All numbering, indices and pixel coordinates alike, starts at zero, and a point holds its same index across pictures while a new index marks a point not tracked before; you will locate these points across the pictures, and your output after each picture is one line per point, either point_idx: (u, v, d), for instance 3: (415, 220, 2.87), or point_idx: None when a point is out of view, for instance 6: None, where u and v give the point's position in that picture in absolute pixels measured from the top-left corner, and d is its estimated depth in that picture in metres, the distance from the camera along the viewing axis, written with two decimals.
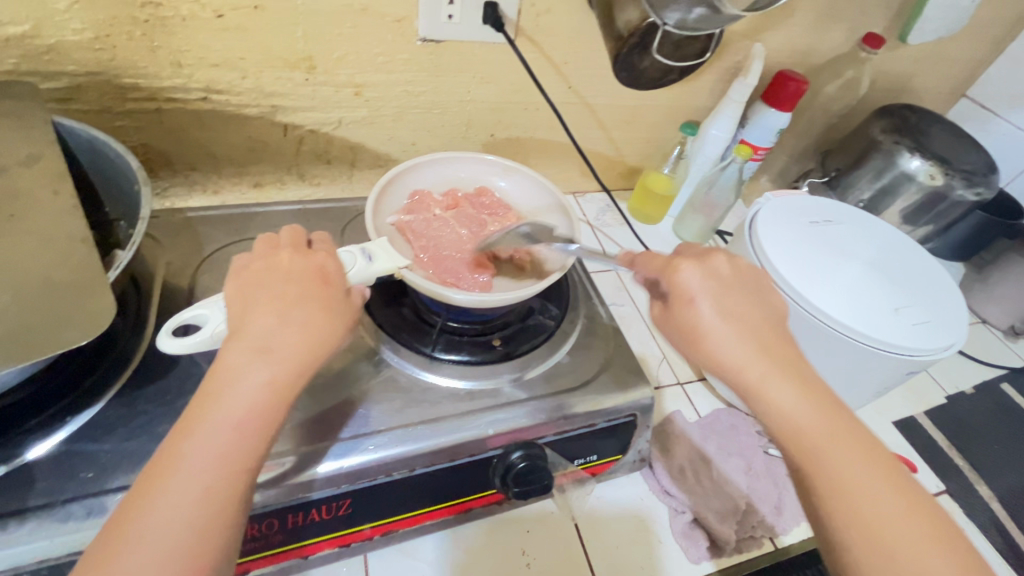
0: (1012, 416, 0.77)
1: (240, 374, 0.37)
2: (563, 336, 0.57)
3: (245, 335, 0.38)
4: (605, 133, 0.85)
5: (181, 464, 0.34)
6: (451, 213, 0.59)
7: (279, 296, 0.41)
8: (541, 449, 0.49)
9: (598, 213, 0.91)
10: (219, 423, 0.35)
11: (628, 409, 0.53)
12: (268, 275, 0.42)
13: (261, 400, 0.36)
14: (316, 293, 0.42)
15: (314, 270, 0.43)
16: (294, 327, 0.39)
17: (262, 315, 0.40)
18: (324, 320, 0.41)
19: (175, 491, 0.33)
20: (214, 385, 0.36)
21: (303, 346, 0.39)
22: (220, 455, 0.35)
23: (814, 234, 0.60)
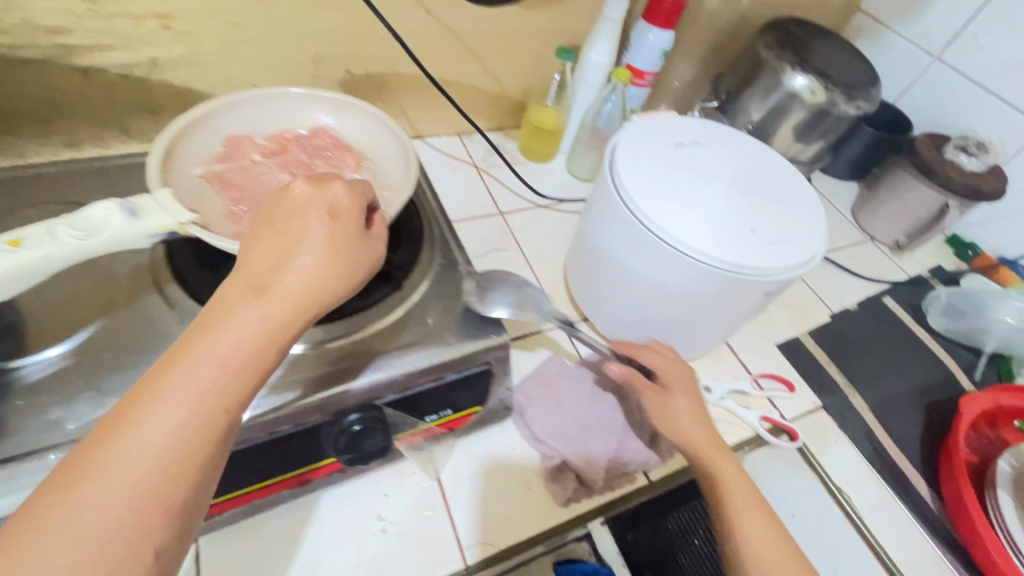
0: (894, 328, 0.78)
1: (233, 310, 0.31)
2: (409, 288, 0.52)
3: (250, 272, 0.33)
4: (480, 64, 0.78)
5: (160, 399, 0.27)
6: (275, 159, 0.52)
7: (285, 234, 0.34)
8: (379, 410, 0.46)
9: (484, 154, 0.85)
10: (207, 356, 0.29)
11: (480, 357, 0.50)
12: (281, 206, 0.36)
13: (253, 335, 0.30)
14: (323, 231, 0.35)
15: (325, 201, 0.36)
16: (299, 263, 0.33)
17: (264, 253, 0.34)
18: (330, 259, 0.34)
19: (143, 432, 0.26)
20: (206, 319, 0.30)
21: (303, 287, 0.33)
22: (201, 392, 0.28)
23: (677, 157, 0.56)
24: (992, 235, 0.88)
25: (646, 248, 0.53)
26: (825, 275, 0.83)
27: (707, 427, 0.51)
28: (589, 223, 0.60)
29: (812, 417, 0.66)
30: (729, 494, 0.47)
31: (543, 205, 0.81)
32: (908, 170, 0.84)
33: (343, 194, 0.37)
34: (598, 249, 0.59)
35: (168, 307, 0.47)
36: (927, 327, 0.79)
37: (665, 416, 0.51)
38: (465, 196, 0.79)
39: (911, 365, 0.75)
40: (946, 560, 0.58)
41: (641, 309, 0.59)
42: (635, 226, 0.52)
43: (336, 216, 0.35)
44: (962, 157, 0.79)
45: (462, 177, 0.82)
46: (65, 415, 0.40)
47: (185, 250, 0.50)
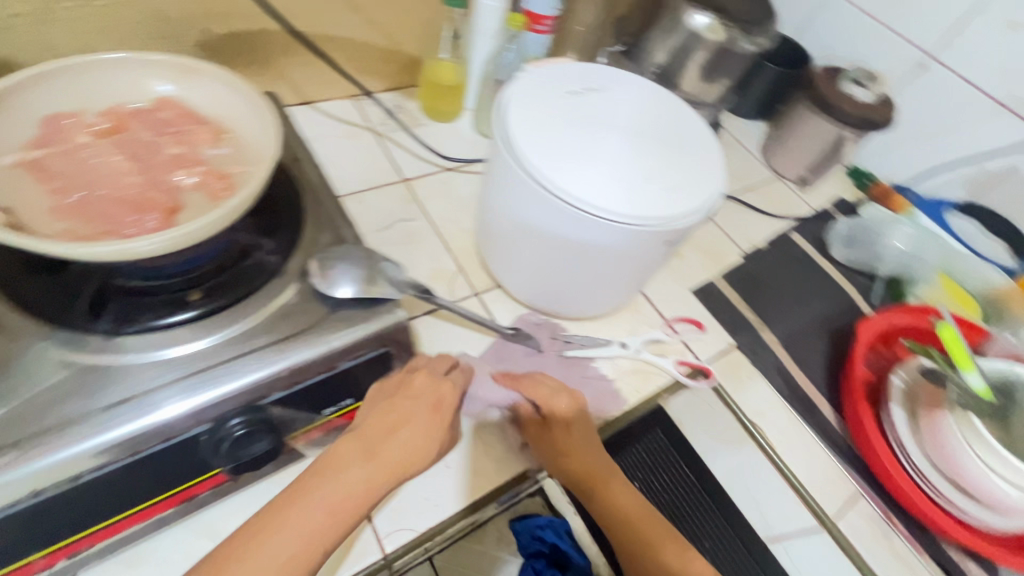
0: (800, 262, 0.81)
1: (348, 465, 0.42)
2: (288, 274, 0.47)
3: (362, 437, 0.43)
4: (361, 16, 0.70)
5: (283, 525, 0.38)
6: (111, 140, 0.45)
7: (394, 415, 0.45)
8: (265, 411, 0.42)
9: (383, 117, 0.79)
10: (319, 501, 0.40)
11: (378, 340, 0.47)
12: (399, 391, 0.47)
13: (355, 491, 0.40)
14: (427, 422, 0.46)
15: (431, 395, 0.48)
16: (405, 444, 0.44)
17: (380, 428, 0.44)
18: (423, 439, 0.45)
19: (263, 556, 0.37)
20: (327, 467, 0.41)
21: (402, 466, 0.43)
22: (310, 527, 0.38)
23: (572, 106, 0.54)
24: (888, 164, 0.91)
25: (542, 207, 0.50)
26: (736, 216, 0.84)
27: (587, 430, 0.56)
28: (490, 189, 0.57)
29: (727, 356, 0.68)
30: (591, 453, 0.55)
31: (449, 167, 0.77)
32: (807, 107, 0.85)
33: (450, 388, 0.49)
34: (502, 216, 0.57)
35: None
36: (830, 257, 0.82)
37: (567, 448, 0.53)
38: (365, 164, 0.74)
39: (817, 297, 0.78)
40: (846, 472, 0.63)
41: (548, 269, 0.57)
42: (531, 186, 0.49)
43: (438, 409, 0.47)
44: (856, 90, 0.80)
45: (360, 144, 0.75)
46: None
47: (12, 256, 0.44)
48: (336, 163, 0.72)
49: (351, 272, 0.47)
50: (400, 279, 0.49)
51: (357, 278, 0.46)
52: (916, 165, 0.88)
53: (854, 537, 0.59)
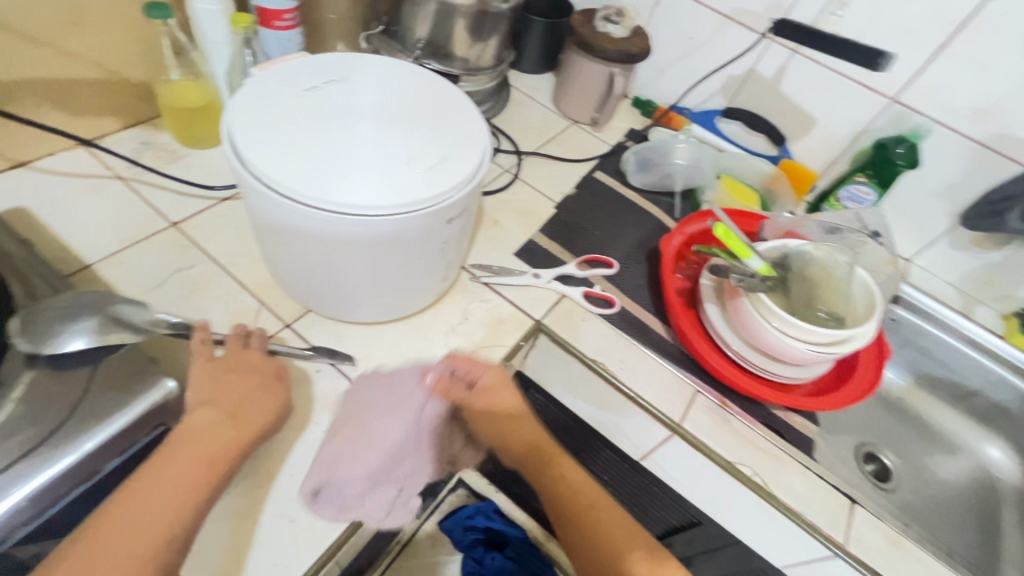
0: (609, 198, 0.86)
1: (205, 430, 0.41)
2: (5, 384, 0.38)
3: (215, 403, 0.43)
4: (46, 50, 0.59)
5: (147, 490, 0.36)
6: None
7: (246, 383, 0.45)
8: (12, 554, 0.36)
9: (126, 160, 0.68)
10: (180, 466, 0.38)
11: (148, 425, 0.41)
12: (235, 365, 0.46)
13: (220, 449, 0.40)
14: (280, 389, 0.47)
15: (271, 365, 0.48)
16: (266, 405, 0.45)
17: (234, 393, 0.44)
18: (272, 403, 0.46)
19: (124, 523, 0.35)
20: (177, 437, 0.40)
21: (267, 427, 0.45)
22: (174, 486, 0.37)
23: (308, 105, 0.49)
24: (661, 89, 0.99)
25: (302, 220, 0.46)
26: (541, 170, 0.86)
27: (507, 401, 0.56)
28: (253, 215, 0.52)
29: (558, 307, 0.70)
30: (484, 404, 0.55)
31: (223, 198, 0.68)
32: (576, 51, 0.89)
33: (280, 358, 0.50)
34: (278, 240, 0.52)
35: None
36: (632, 186, 0.88)
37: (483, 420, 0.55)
38: (117, 219, 0.63)
39: (629, 226, 0.83)
40: (684, 375, 0.68)
41: (346, 281, 0.54)
42: (284, 205, 0.45)
43: (280, 374, 0.48)
44: (610, 27, 0.85)
45: (104, 198, 0.64)
46: None
47: None
48: (75, 228, 0.61)
49: (75, 320, 0.41)
50: (144, 320, 0.44)
51: (84, 328, 0.41)
52: (681, 85, 0.96)
53: (699, 432, 0.64)
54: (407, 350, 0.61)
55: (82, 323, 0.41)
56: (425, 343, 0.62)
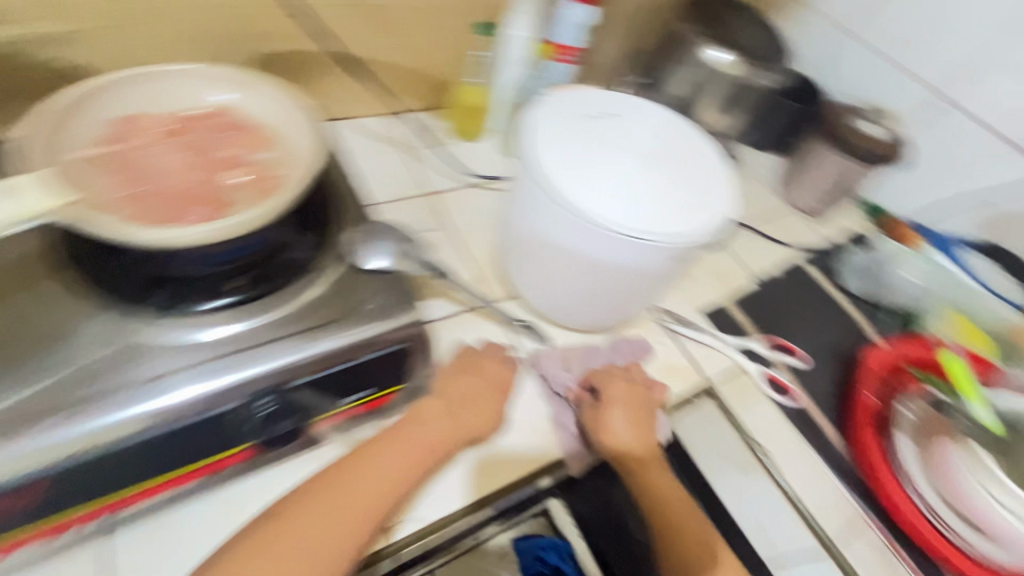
0: (813, 292, 0.82)
1: (427, 422, 0.50)
2: (324, 269, 0.51)
3: (442, 400, 0.52)
4: (399, 41, 0.76)
5: (378, 458, 0.47)
6: (171, 139, 0.50)
7: (470, 389, 0.54)
8: (290, 392, 0.45)
9: (412, 134, 0.84)
10: (402, 447, 0.48)
11: (398, 336, 0.49)
12: (469, 371, 0.56)
13: (432, 442, 0.49)
14: (498, 403, 0.55)
15: (496, 378, 0.56)
16: (480, 415, 0.53)
17: (457, 392, 0.53)
18: (485, 411, 0.54)
19: (362, 480, 0.46)
20: (408, 422, 0.50)
21: (479, 431, 0.53)
22: (397, 461, 0.48)
23: (590, 130, 0.57)
24: (903, 202, 0.93)
25: (553, 216, 0.54)
26: (748, 244, 0.86)
27: (642, 421, 0.59)
28: (509, 202, 0.61)
29: (734, 378, 0.69)
30: (619, 432, 0.57)
31: (472, 184, 0.80)
32: (822, 141, 0.88)
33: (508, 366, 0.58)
34: (522, 231, 0.60)
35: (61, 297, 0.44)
36: (841, 288, 0.84)
37: (607, 418, 0.57)
38: (394, 177, 0.78)
39: (827, 326, 0.78)
40: (851, 497, 0.63)
41: (562, 282, 0.60)
42: (550, 204, 0.53)
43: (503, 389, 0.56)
44: (869, 127, 0.84)
45: (389, 158, 0.80)
46: None
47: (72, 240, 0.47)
48: (365, 174, 0.76)
49: (381, 245, 0.52)
50: (424, 260, 0.57)
51: (387, 250, 0.52)
52: (929, 202, 0.89)
53: (858, 563, 0.59)
54: None
55: (385, 249, 0.52)
56: None
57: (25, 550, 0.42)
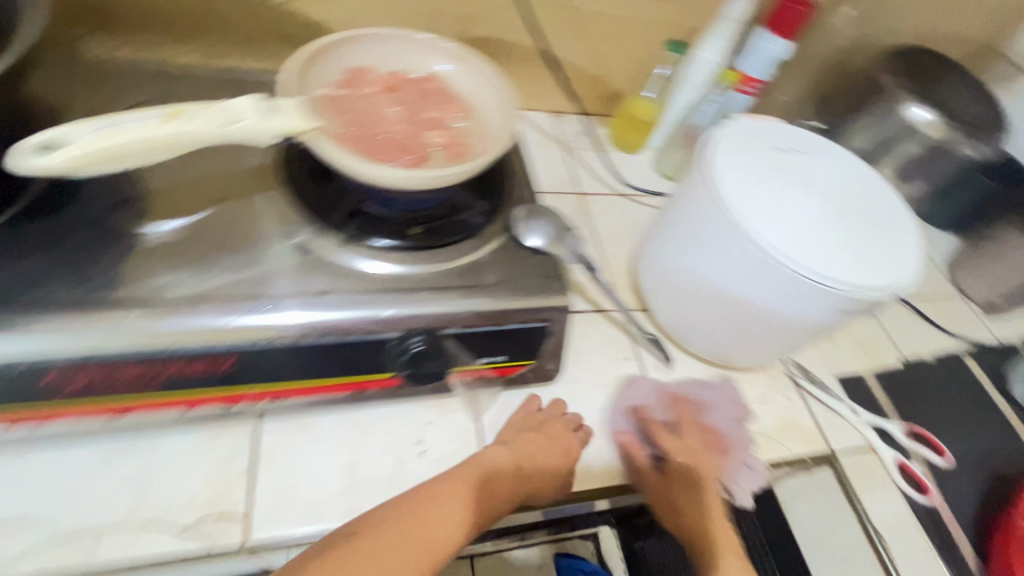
0: (970, 389, 0.74)
1: (498, 467, 0.50)
2: (490, 236, 0.54)
3: (510, 448, 0.51)
4: (588, 45, 0.79)
5: (458, 492, 0.46)
6: (390, 94, 0.55)
7: (536, 442, 0.51)
8: (442, 338, 0.48)
9: (573, 135, 0.86)
10: (476, 486, 0.47)
11: (543, 314, 0.51)
12: (537, 426, 0.54)
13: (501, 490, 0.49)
14: (565, 464, 0.52)
15: (565, 440, 0.53)
16: (543, 472, 0.51)
17: (524, 449, 0.51)
18: (551, 471, 0.52)
19: (446, 510, 0.44)
20: (480, 465, 0.49)
21: (538, 487, 0.51)
22: (475, 499, 0.47)
23: (775, 161, 0.56)
24: None
25: (729, 249, 0.53)
26: (903, 320, 0.79)
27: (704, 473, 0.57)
28: (667, 222, 0.60)
29: (862, 454, 0.63)
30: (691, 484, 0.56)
31: (622, 193, 0.81)
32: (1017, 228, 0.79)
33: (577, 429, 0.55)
34: (676, 246, 0.59)
35: (278, 210, 0.51)
36: (1007, 394, 0.74)
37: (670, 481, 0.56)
38: (550, 171, 0.80)
39: (982, 431, 0.69)
40: None
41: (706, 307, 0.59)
42: (722, 223, 0.52)
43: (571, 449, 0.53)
44: None
45: (548, 153, 0.83)
46: (172, 284, 0.44)
47: (292, 164, 0.54)
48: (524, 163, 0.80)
49: (543, 226, 0.56)
50: (578, 250, 0.58)
51: (543, 232, 0.55)
52: None
53: None
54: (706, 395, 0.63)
55: (543, 232, 0.55)
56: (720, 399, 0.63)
57: (195, 413, 0.47)
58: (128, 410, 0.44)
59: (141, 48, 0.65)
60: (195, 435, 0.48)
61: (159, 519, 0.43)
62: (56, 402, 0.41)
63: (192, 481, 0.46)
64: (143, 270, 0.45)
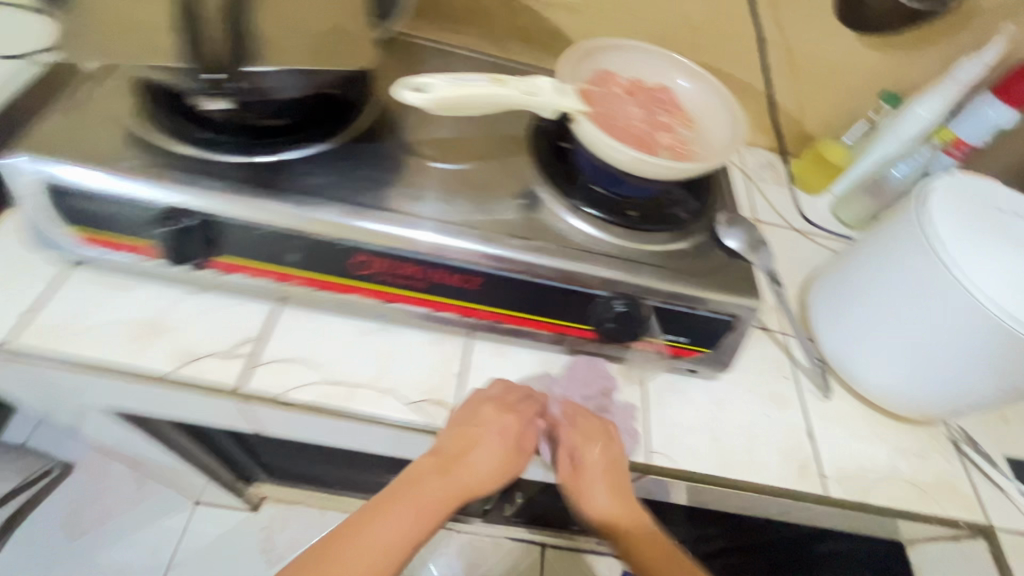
0: None
1: (424, 482, 0.50)
2: (694, 233, 0.60)
3: (436, 451, 0.52)
4: (796, 84, 0.83)
5: (387, 513, 0.49)
6: (630, 95, 0.64)
7: (472, 439, 0.52)
8: (642, 305, 0.55)
9: (757, 166, 0.89)
10: (407, 503, 0.49)
11: (732, 308, 0.56)
12: (471, 418, 0.53)
13: (426, 496, 0.50)
14: (502, 456, 0.52)
15: (495, 424, 0.53)
16: (477, 466, 0.52)
17: (455, 447, 0.52)
18: (499, 461, 0.53)
19: (378, 529, 0.48)
20: (402, 483, 0.51)
21: (470, 483, 0.51)
22: (410, 514, 0.49)
23: (994, 218, 0.57)
24: None
25: (937, 294, 0.54)
26: None
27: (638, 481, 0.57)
28: (858, 257, 0.63)
29: None
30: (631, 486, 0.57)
31: (799, 229, 0.83)
32: None
33: (514, 414, 0.54)
34: (862, 281, 0.61)
35: (521, 173, 0.61)
36: None
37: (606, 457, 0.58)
38: None
39: None
40: None
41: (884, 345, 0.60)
42: (930, 262, 0.55)
43: (502, 437, 0.52)
44: None
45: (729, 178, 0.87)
46: (444, 211, 0.54)
47: (535, 138, 0.64)
48: None
49: (742, 231, 0.61)
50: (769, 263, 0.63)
51: (741, 237, 0.61)
52: None
53: None
54: (863, 430, 0.64)
55: (741, 236, 0.61)
56: (877, 441, 0.64)
57: (433, 317, 0.57)
58: (392, 300, 0.55)
59: (417, 32, 0.80)
60: (426, 336, 0.59)
61: (396, 392, 0.54)
62: (350, 280, 0.53)
63: (422, 371, 0.56)
64: (423, 191, 0.56)
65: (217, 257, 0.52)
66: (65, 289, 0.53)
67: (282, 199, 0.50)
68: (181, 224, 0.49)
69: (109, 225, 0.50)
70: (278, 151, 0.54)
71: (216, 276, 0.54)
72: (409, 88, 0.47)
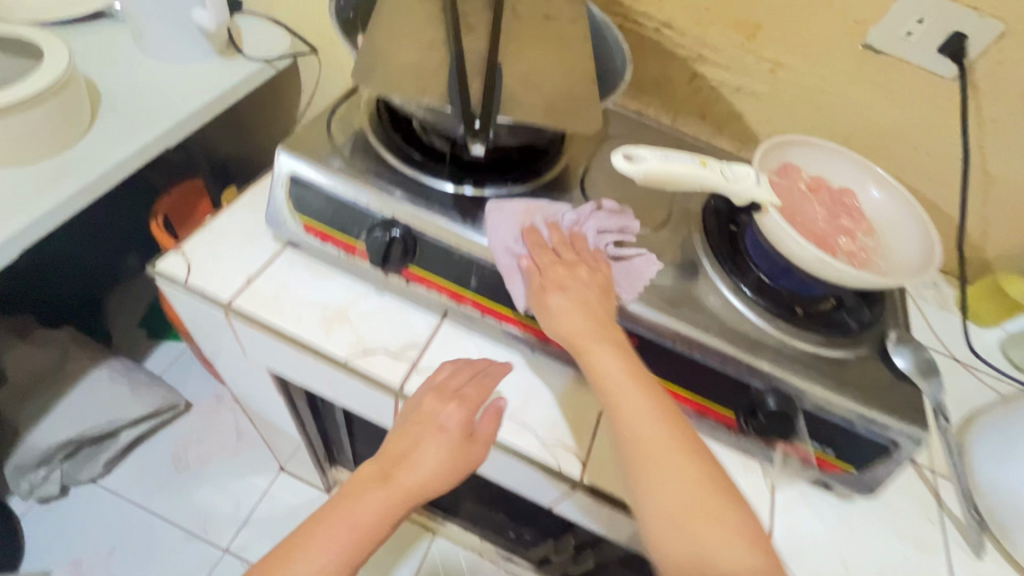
0: None
1: (364, 491, 0.50)
2: (859, 345, 0.58)
3: (376, 460, 0.52)
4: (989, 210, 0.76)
5: (319, 528, 0.48)
6: (813, 193, 0.63)
7: (416, 436, 0.52)
8: (796, 407, 0.54)
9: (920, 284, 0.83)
10: (347, 518, 0.48)
11: (895, 434, 0.53)
12: (411, 418, 0.53)
13: (375, 508, 0.49)
14: (450, 450, 0.52)
15: (438, 419, 0.52)
16: (421, 464, 0.51)
17: (397, 449, 0.52)
18: (447, 462, 0.51)
19: (317, 546, 0.46)
20: (345, 497, 0.50)
21: (420, 489, 0.51)
22: (357, 517, 0.48)
23: None
24: None
25: None
26: None
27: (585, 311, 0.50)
28: None
29: None
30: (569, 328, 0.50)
31: (959, 361, 0.77)
32: None
33: (458, 407, 0.53)
34: None
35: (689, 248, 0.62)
36: None
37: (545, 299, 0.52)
38: None
39: None
40: None
41: None
42: None
43: (444, 429, 0.52)
44: None
45: None
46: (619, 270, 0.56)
47: (707, 216, 0.65)
48: None
49: (915, 351, 0.58)
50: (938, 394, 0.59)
51: (911, 357, 0.58)
52: None
53: None
54: None
55: (910, 355, 0.58)
56: None
57: (581, 366, 0.59)
58: (548, 340, 0.57)
59: None
60: (566, 381, 0.61)
61: (534, 429, 0.57)
62: (518, 312, 0.57)
63: (558, 414, 0.58)
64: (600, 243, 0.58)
65: (409, 266, 0.58)
66: (279, 264, 0.62)
67: (482, 230, 0.55)
68: (392, 234, 0.55)
69: (331, 219, 0.58)
70: (484, 185, 0.59)
71: (404, 284, 0.60)
72: (622, 155, 0.50)
